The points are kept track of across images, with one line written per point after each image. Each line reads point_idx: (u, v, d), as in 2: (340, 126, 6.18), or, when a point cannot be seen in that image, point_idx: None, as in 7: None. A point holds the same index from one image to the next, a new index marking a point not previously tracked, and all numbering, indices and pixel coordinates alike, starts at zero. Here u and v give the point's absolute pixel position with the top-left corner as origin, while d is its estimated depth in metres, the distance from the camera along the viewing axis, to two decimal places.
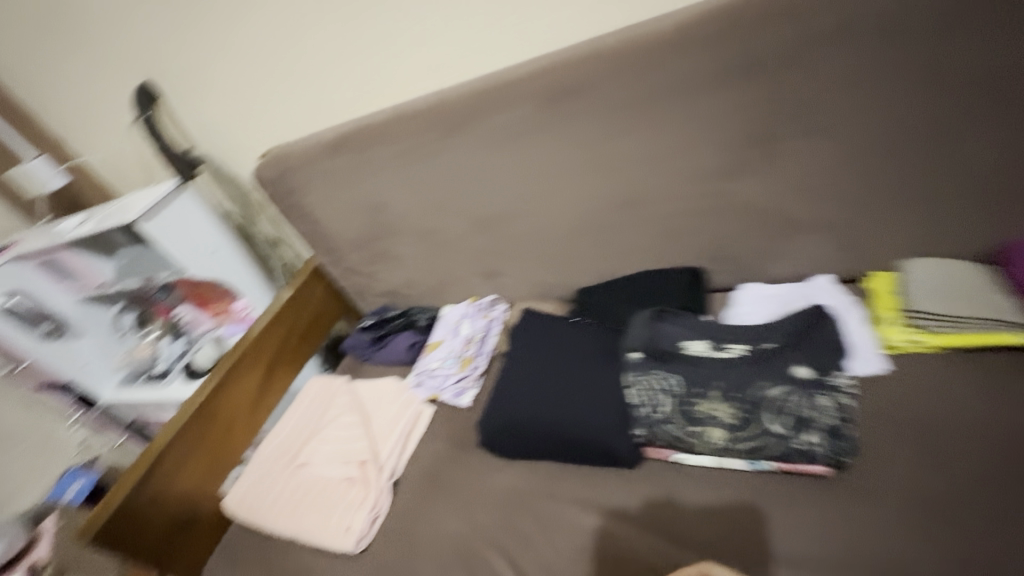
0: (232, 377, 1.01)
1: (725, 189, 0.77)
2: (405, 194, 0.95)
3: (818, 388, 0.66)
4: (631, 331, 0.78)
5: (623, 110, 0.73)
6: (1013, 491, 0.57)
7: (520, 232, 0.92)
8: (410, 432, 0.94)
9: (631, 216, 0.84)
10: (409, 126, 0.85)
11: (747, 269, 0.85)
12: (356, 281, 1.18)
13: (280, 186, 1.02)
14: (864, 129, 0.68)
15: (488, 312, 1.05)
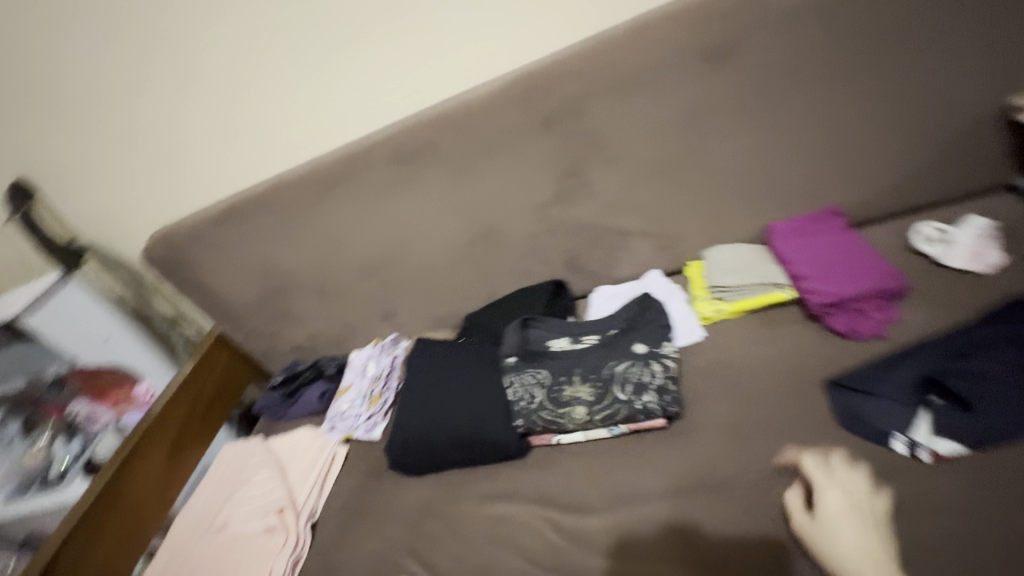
0: (135, 458, 1.02)
1: (561, 213, 0.93)
2: (294, 253, 1.04)
3: (652, 357, 0.82)
4: (506, 340, 0.91)
5: (463, 160, 0.88)
6: (789, 411, 0.74)
7: (406, 271, 1.04)
8: (326, 474, 0.99)
9: (494, 246, 0.99)
10: (286, 195, 0.95)
11: (597, 275, 1.02)
12: (261, 343, 1.23)
13: (171, 263, 1.07)
14: (650, 154, 0.86)
15: (392, 349, 1.13)
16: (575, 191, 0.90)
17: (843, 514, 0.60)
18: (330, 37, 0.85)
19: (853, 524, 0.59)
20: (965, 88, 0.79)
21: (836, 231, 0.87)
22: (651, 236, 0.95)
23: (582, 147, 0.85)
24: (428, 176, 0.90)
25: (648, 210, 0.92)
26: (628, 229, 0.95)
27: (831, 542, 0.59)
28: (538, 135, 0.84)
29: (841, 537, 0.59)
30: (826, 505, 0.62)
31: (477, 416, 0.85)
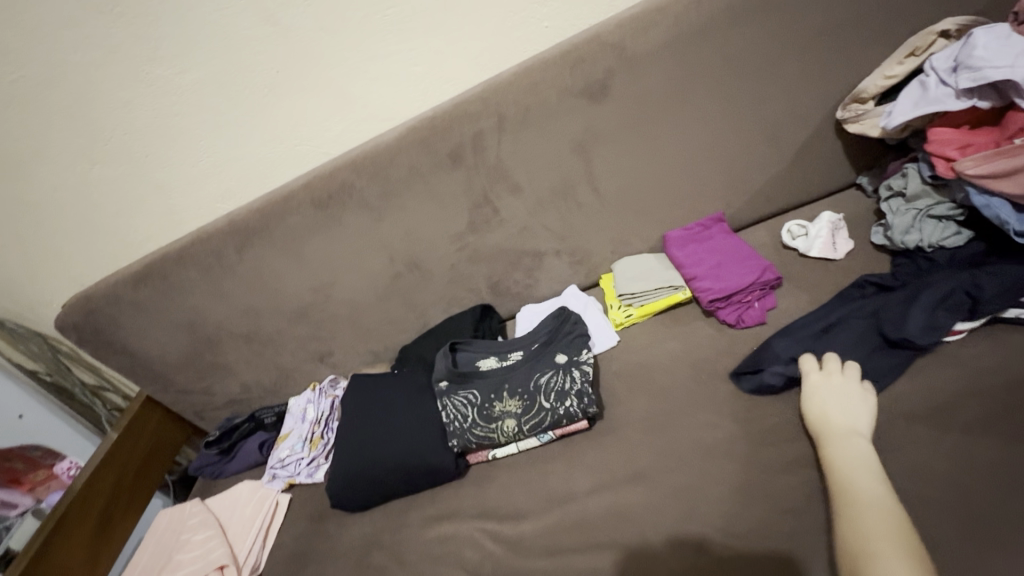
0: (58, 537, 0.96)
1: (479, 241, 1.00)
2: (221, 305, 1.04)
3: (573, 365, 0.88)
4: (437, 366, 0.94)
5: (380, 201, 0.93)
6: (693, 398, 0.82)
7: (336, 312, 1.07)
8: (268, 525, 0.98)
9: (419, 278, 1.04)
10: (208, 248, 0.97)
11: (521, 296, 1.09)
12: (192, 400, 1.20)
13: (88, 328, 1.04)
14: (551, 182, 0.94)
15: (331, 390, 1.13)
16: (489, 220, 0.97)
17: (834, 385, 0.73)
18: (239, 93, 0.88)
19: (839, 391, 0.72)
20: (807, 105, 0.93)
21: (721, 235, 0.98)
22: (564, 255, 1.04)
23: (489, 179, 0.92)
24: (348, 219, 0.94)
25: (558, 232, 1.00)
26: (542, 250, 1.02)
27: (826, 399, 0.71)
28: (446, 173, 0.91)
29: (826, 396, 0.71)
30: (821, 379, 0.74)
31: (414, 442, 0.88)
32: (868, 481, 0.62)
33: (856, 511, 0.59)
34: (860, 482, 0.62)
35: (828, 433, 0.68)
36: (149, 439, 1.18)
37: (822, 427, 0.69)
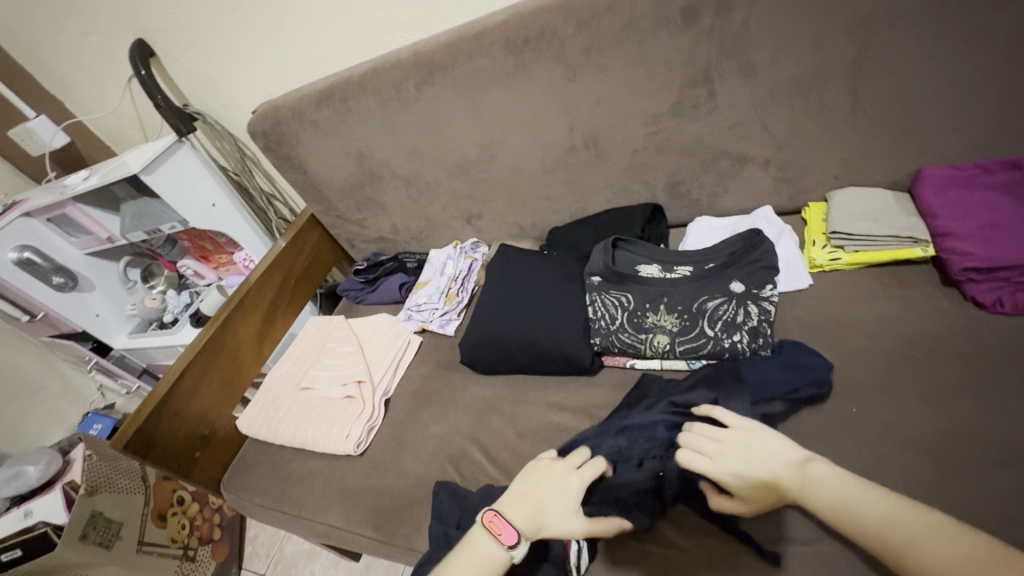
0: (237, 315, 1.11)
1: (674, 130, 0.85)
2: (389, 141, 1.02)
3: (749, 299, 0.77)
4: (592, 258, 0.88)
5: (579, 57, 0.80)
6: (899, 376, 0.68)
7: (494, 175, 1.02)
8: (400, 358, 1.06)
9: (593, 158, 0.93)
10: (388, 78, 0.93)
11: (699, 205, 0.95)
12: (347, 228, 1.27)
13: (272, 137, 1.09)
14: (800, 67, 0.74)
15: (470, 253, 1.15)
16: (700, 103, 0.81)
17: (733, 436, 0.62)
18: None
19: (742, 445, 0.61)
20: None
21: (1007, 186, 0.73)
22: (772, 167, 0.86)
23: (721, 50, 0.74)
24: (537, 72, 0.83)
25: (778, 135, 0.81)
26: (748, 156, 0.85)
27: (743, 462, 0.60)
28: (670, 33, 0.74)
29: (736, 455, 0.61)
30: (701, 431, 0.65)
31: (552, 327, 0.86)
32: (883, 497, 0.53)
33: (936, 563, 0.47)
34: (785, 458, 0.58)
35: (781, 472, 0.58)
36: (309, 253, 1.30)
37: (780, 483, 0.57)
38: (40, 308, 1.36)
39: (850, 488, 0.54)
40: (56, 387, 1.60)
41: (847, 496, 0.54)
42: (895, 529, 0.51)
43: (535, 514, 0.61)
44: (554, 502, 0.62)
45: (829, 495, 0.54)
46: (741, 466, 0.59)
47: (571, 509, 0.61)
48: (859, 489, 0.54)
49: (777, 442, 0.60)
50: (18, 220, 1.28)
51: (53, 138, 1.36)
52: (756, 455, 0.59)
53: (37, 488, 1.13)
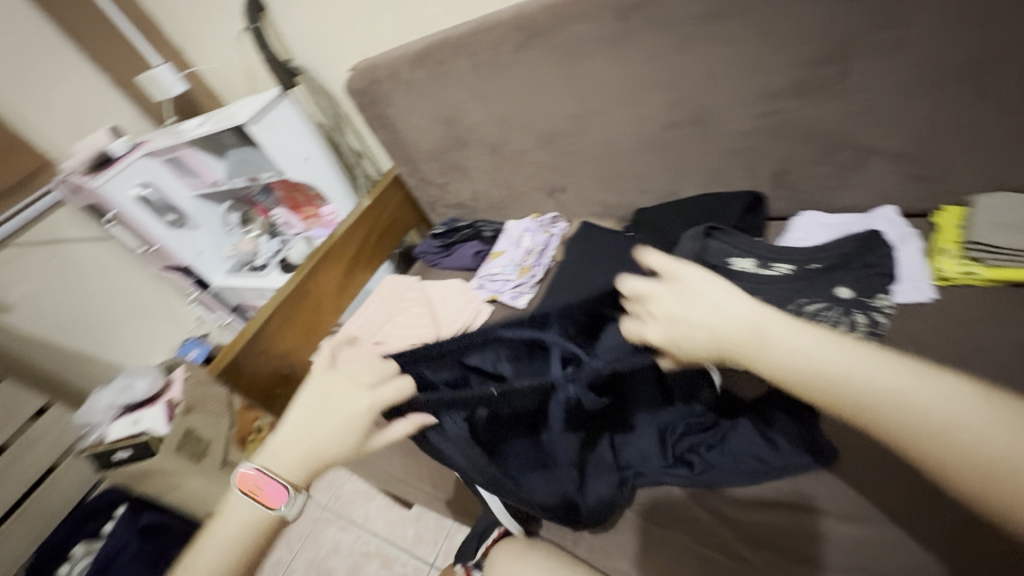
0: (321, 266, 1.17)
1: (793, 112, 0.77)
2: (479, 106, 1.01)
3: (856, 307, 0.69)
4: (681, 246, 0.82)
5: (694, 25, 0.74)
6: None
7: (583, 148, 0.98)
8: (469, 326, 1.07)
9: (694, 137, 0.87)
10: (485, 41, 0.90)
11: (808, 198, 0.86)
12: (429, 191, 1.29)
13: (367, 96, 1.11)
14: (964, 46, 0.63)
15: (549, 228, 1.14)
16: (829, 83, 0.72)
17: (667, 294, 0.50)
18: None
19: (685, 296, 0.49)
20: None
21: None
22: (904, 162, 0.76)
23: (864, 23, 0.65)
24: (645, 40, 0.78)
25: (920, 126, 0.71)
26: (878, 146, 0.76)
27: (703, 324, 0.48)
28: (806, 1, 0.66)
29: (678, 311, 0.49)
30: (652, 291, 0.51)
31: None
32: (841, 346, 0.43)
33: (973, 459, 0.36)
34: (736, 315, 0.46)
35: (758, 341, 0.45)
36: (390, 213, 1.33)
37: (726, 350, 0.47)
38: (155, 240, 1.52)
39: (804, 345, 0.44)
40: (163, 312, 1.79)
41: (797, 355, 0.43)
42: (928, 414, 0.38)
43: (302, 449, 0.51)
44: (306, 423, 0.51)
45: (774, 353, 0.44)
46: (683, 321, 0.48)
47: (342, 429, 0.50)
48: (816, 347, 0.43)
49: (749, 308, 0.46)
50: (141, 159, 1.42)
51: (172, 85, 1.46)
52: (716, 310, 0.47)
53: (145, 399, 1.26)
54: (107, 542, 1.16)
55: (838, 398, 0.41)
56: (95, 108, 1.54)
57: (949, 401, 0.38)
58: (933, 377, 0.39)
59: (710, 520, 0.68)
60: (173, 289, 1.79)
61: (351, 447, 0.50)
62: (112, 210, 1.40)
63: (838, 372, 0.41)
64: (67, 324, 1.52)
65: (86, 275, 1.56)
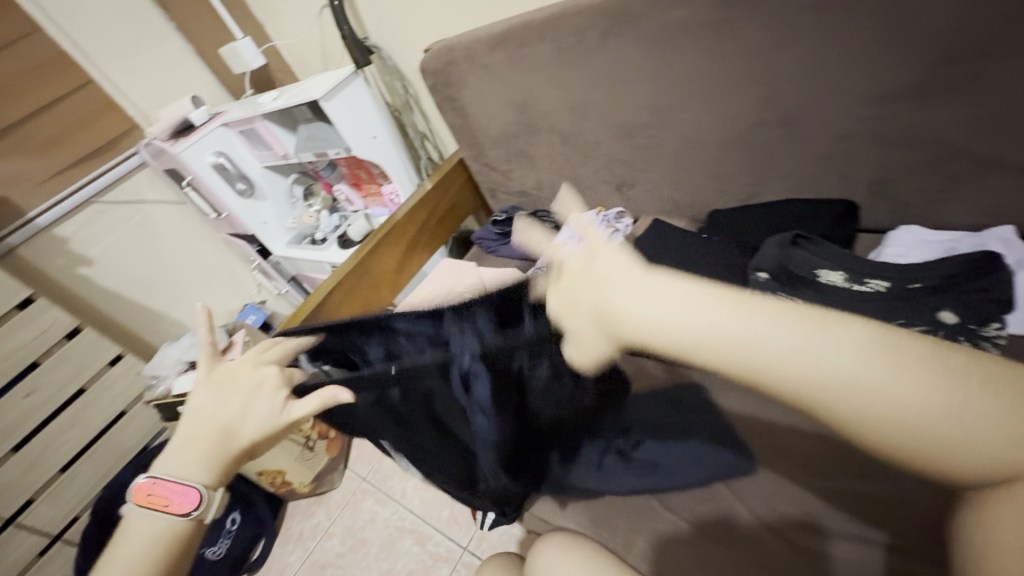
0: (383, 245, 1.18)
1: (905, 116, 0.70)
2: (555, 93, 0.98)
3: (960, 334, 0.63)
4: (761, 253, 0.79)
5: (803, 16, 0.68)
6: None
7: (661, 143, 0.94)
8: None
9: (785, 138, 0.81)
10: (570, 25, 0.87)
11: (908, 211, 0.80)
12: (493, 177, 1.28)
13: (441, 77, 1.11)
14: None
15: (613, 223, 1.07)
16: (956, 86, 0.65)
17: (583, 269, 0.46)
18: None
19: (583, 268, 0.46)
20: None
21: None
22: None
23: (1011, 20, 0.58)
24: (746, 32, 0.73)
25: None
26: (1002, 160, 0.68)
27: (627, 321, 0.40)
28: None
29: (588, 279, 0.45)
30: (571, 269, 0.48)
31: None
32: (761, 319, 0.35)
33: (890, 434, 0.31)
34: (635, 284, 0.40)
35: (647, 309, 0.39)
36: (451, 196, 1.34)
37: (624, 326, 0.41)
38: (224, 208, 1.58)
39: (715, 316, 0.36)
40: (226, 277, 1.87)
41: (725, 338, 0.35)
42: (848, 397, 0.32)
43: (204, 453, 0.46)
44: (199, 417, 0.47)
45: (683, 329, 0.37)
46: (608, 310, 0.42)
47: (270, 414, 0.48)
48: (732, 316, 0.36)
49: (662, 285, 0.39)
50: (218, 129, 1.49)
51: (252, 60, 1.51)
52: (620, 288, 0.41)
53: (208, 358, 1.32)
54: None
55: (767, 386, 0.34)
56: (179, 78, 1.61)
57: (905, 381, 0.31)
58: (891, 357, 0.32)
59: (755, 527, 0.67)
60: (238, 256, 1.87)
61: (263, 433, 0.48)
62: (189, 175, 1.46)
63: (767, 355, 0.34)
64: (141, 280, 1.62)
65: (160, 236, 1.65)
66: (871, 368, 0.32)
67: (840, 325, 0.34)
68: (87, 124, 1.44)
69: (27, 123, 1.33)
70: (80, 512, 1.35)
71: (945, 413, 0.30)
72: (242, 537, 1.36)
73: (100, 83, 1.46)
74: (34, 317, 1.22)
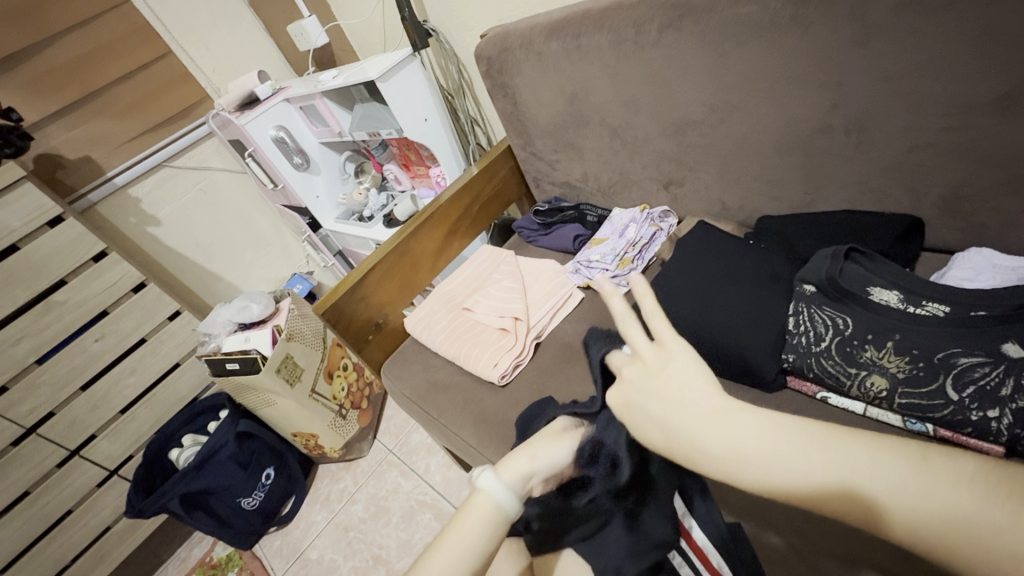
0: (424, 228, 1.20)
1: (984, 134, 0.65)
2: (609, 86, 0.96)
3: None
4: (812, 264, 0.76)
5: (884, 17, 0.64)
6: None
7: (713, 144, 0.91)
8: (559, 307, 1.08)
9: (852, 145, 0.77)
10: (631, 17, 0.85)
11: (981, 231, 0.74)
12: (538, 167, 1.28)
13: (496, 63, 1.11)
14: None
15: (657, 222, 1.09)
16: None
17: (646, 377, 0.46)
18: None
19: (652, 377, 0.45)
20: None
21: None
22: None
23: None
24: (818, 31, 0.69)
25: None
26: None
27: (660, 400, 0.44)
28: None
29: (651, 389, 0.45)
30: (635, 368, 0.47)
31: (734, 326, 0.79)
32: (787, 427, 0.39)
33: (913, 519, 0.33)
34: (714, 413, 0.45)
35: (684, 420, 0.42)
36: (497, 182, 1.35)
37: (695, 459, 0.41)
38: (281, 180, 1.64)
39: (768, 448, 0.39)
40: (278, 247, 1.98)
41: (750, 449, 0.39)
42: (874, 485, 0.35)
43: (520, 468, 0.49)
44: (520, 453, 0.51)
45: (762, 467, 0.38)
46: (672, 398, 0.43)
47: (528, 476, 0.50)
48: (759, 432, 0.39)
49: (745, 421, 0.40)
50: (280, 103, 1.55)
51: (316, 37, 1.55)
52: (684, 410, 0.42)
53: (257, 321, 1.40)
54: (212, 438, 1.28)
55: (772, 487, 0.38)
56: (248, 52, 1.69)
57: (892, 473, 0.35)
58: (899, 462, 0.35)
59: (778, 545, 0.65)
60: (289, 227, 1.97)
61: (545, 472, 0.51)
62: (251, 146, 1.53)
63: (780, 452, 0.38)
64: (202, 244, 1.72)
65: (221, 203, 1.75)
66: (888, 476, 0.35)
67: (846, 442, 0.37)
68: (163, 93, 1.53)
69: (111, 88, 1.43)
70: (135, 452, 1.46)
71: (898, 484, 0.34)
72: (274, 491, 1.45)
73: (177, 54, 1.55)
74: (106, 270, 1.32)
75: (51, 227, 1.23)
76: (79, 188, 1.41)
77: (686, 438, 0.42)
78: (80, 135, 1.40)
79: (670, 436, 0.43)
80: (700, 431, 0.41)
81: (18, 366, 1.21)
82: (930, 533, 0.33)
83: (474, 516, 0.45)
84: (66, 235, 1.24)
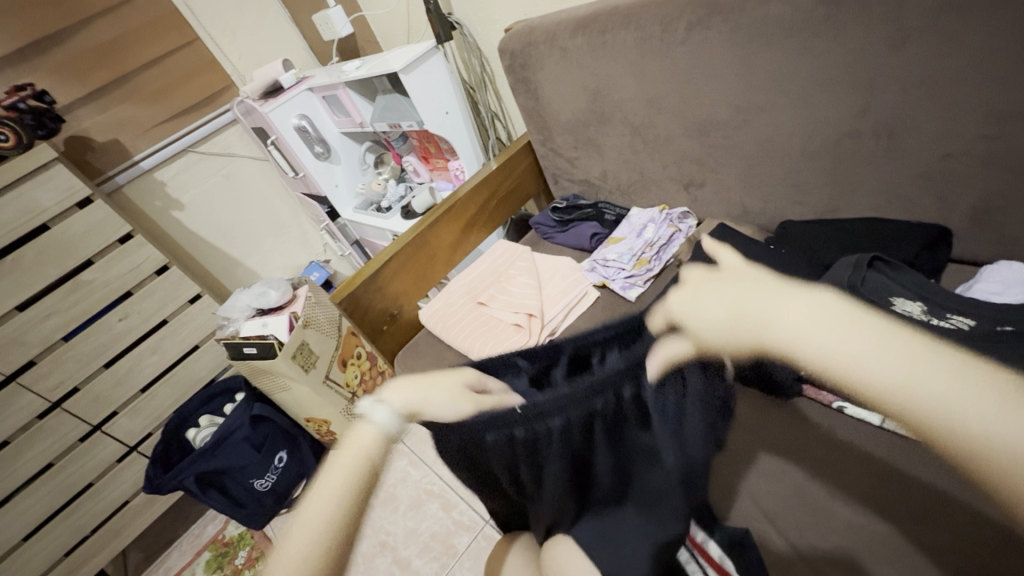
0: (441, 222, 1.20)
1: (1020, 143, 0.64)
2: (632, 83, 0.95)
3: None
4: (834, 272, 0.75)
5: (920, 20, 0.62)
6: None
7: (737, 146, 0.90)
8: (574, 305, 1.08)
9: (879, 150, 0.75)
10: (658, 15, 0.85)
11: (1012, 243, 0.73)
12: (558, 163, 1.28)
13: (519, 58, 1.11)
14: None
15: (676, 223, 1.08)
16: None
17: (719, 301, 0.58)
18: None
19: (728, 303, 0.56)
20: None
21: None
22: None
23: None
24: (851, 34, 0.68)
25: None
26: None
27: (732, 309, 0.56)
28: None
29: (721, 309, 0.57)
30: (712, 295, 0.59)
31: None
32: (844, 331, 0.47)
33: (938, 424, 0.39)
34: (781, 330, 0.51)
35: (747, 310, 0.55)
36: (515, 178, 1.35)
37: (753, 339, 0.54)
38: (302, 169, 1.66)
39: (814, 324, 0.50)
40: (296, 235, 2.00)
41: (807, 338, 0.49)
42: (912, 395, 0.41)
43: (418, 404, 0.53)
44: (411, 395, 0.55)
45: (812, 345, 0.48)
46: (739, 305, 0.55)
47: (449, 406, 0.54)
48: (816, 329, 0.49)
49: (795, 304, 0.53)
50: (303, 92, 1.56)
51: (341, 27, 1.56)
52: (748, 309, 0.54)
53: (274, 308, 1.43)
54: (228, 420, 1.32)
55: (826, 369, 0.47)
56: (273, 41, 1.71)
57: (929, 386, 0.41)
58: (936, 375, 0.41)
59: (787, 554, 0.64)
60: (307, 216, 1.99)
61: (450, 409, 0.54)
62: (274, 134, 1.56)
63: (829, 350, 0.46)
64: (223, 229, 1.75)
65: (243, 189, 1.77)
66: (928, 387, 0.41)
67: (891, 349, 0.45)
68: (191, 79, 1.56)
69: (140, 73, 1.46)
70: (153, 430, 1.50)
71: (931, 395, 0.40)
72: (285, 475, 1.48)
73: (204, 41, 1.57)
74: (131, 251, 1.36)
75: (81, 208, 1.27)
76: (107, 170, 1.45)
77: (746, 322, 0.54)
78: (110, 119, 1.43)
79: (734, 322, 0.55)
80: (763, 317, 0.53)
81: (45, 342, 1.25)
82: (991, 457, 0.37)
83: (351, 440, 0.49)
84: (94, 216, 1.28)
